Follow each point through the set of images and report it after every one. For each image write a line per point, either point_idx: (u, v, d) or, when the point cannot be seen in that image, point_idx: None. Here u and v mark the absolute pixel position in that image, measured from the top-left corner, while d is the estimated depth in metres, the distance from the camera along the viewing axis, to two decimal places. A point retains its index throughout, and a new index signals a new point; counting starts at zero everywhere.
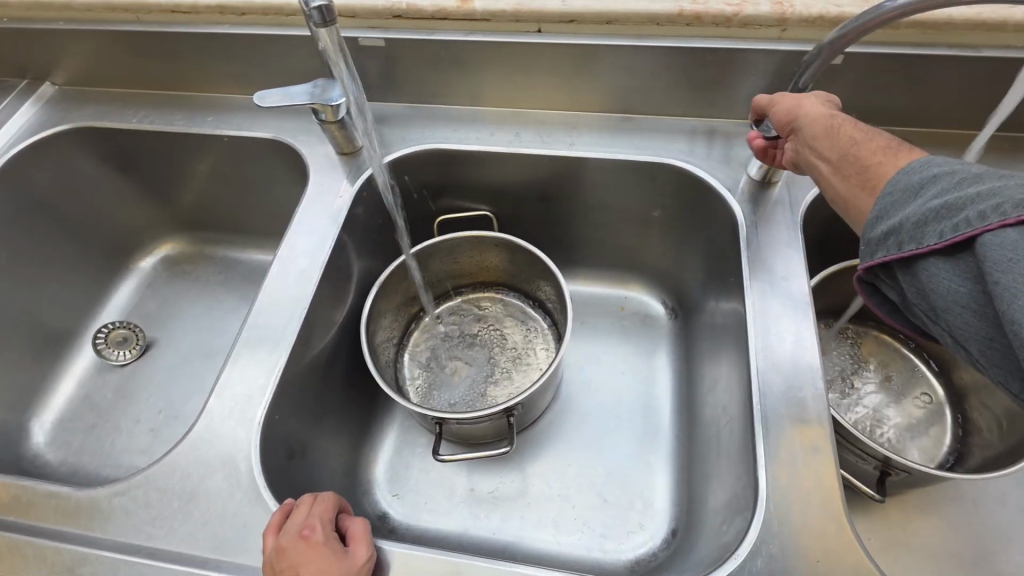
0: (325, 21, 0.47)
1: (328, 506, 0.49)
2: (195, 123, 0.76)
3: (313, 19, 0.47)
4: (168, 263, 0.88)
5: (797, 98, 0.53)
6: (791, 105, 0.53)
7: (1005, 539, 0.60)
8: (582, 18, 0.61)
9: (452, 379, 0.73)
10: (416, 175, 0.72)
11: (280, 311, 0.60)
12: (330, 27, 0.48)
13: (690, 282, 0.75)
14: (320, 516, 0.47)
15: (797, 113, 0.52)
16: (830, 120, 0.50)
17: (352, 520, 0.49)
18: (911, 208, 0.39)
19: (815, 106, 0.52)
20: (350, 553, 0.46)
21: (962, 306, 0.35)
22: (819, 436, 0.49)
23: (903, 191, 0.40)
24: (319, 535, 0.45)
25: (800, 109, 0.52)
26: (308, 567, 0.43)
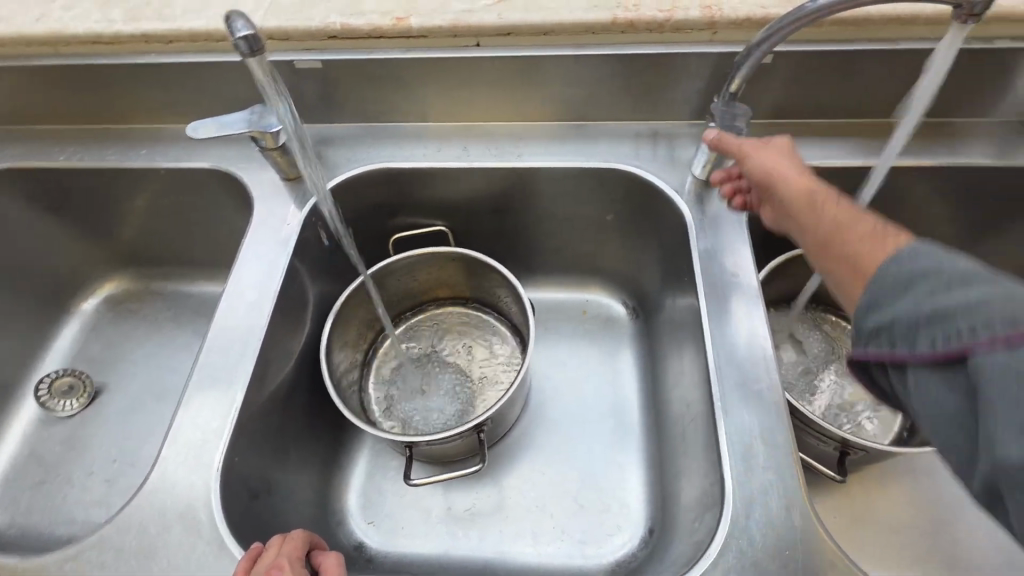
0: (253, 50, 0.46)
1: (298, 544, 0.47)
2: (129, 157, 0.73)
3: (241, 49, 0.46)
4: (112, 302, 0.84)
5: (767, 152, 0.54)
6: (761, 160, 0.54)
7: (957, 504, 0.63)
8: (519, 31, 0.61)
9: (419, 400, 0.72)
10: (366, 197, 0.71)
11: (232, 348, 0.58)
12: (259, 57, 0.47)
13: (647, 282, 0.76)
14: (289, 555, 0.45)
15: (769, 172, 0.53)
16: (807, 193, 0.50)
17: (324, 556, 0.47)
18: (900, 302, 0.38)
19: (786, 167, 0.53)
20: None
21: (945, 412, 0.36)
22: (780, 426, 0.50)
23: (888, 282, 0.39)
24: (289, 571, 0.44)
25: (772, 169, 0.53)
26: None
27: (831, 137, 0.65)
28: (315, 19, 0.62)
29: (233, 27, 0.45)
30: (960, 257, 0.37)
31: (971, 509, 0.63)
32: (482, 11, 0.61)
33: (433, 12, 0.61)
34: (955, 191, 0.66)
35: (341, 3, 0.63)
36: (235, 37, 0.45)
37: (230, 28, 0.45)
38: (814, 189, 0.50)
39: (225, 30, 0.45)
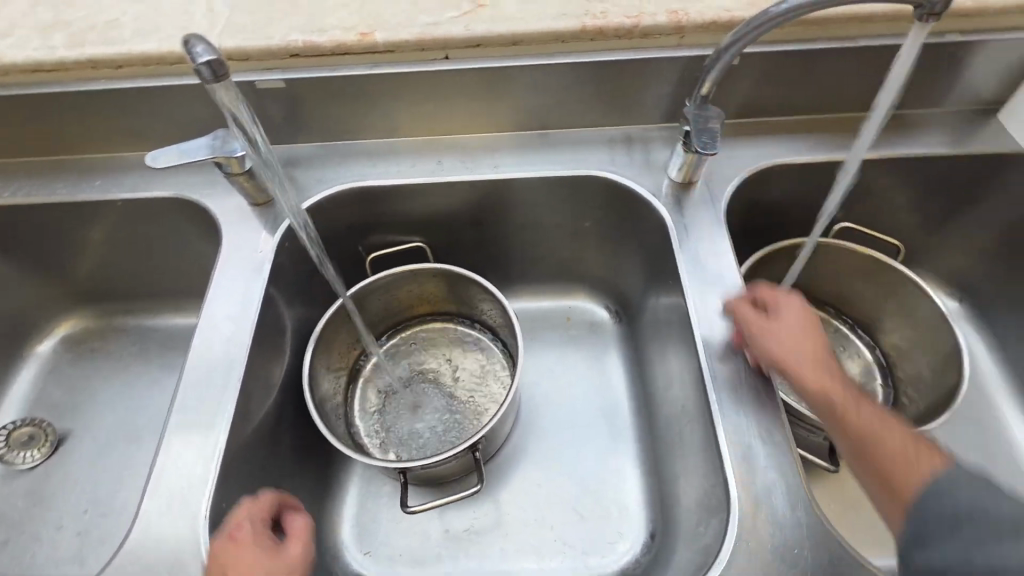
0: (216, 76, 0.44)
1: (264, 508, 0.49)
2: (81, 190, 0.68)
3: (203, 76, 0.43)
4: (70, 342, 0.79)
5: (785, 328, 0.51)
6: (780, 338, 0.50)
7: None
8: (488, 42, 0.60)
9: (408, 421, 0.70)
10: (339, 217, 0.69)
11: (210, 386, 0.55)
12: (224, 83, 0.45)
13: (629, 285, 0.76)
14: (253, 516, 0.48)
15: (787, 355, 0.49)
16: (834, 396, 0.47)
17: (291, 518, 0.50)
18: (951, 545, 0.37)
19: (806, 346, 0.50)
20: (286, 549, 0.47)
21: None
22: (777, 423, 0.51)
23: (937, 520, 0.38)
24: (250, 536, 0.46)
25: (792, 356, 0.49)
26: (239, 561, 0.44)
27: (798, 133, 0.67)
28: (276, 37, 0.60)
29: (193, 52, 0.43)
30: (1002, 494, 0.37)
31: None
32: (449, 23, 0.60)
33: (398, 26, 0.60)
34: (918, 180, 0.69)
35: (301, 20, 0.61)
36: (197, 63, 0.42)
37: (190, 53, 0.43)
38: (840, 393, 0.47)
39: (185, 55, 0.43)
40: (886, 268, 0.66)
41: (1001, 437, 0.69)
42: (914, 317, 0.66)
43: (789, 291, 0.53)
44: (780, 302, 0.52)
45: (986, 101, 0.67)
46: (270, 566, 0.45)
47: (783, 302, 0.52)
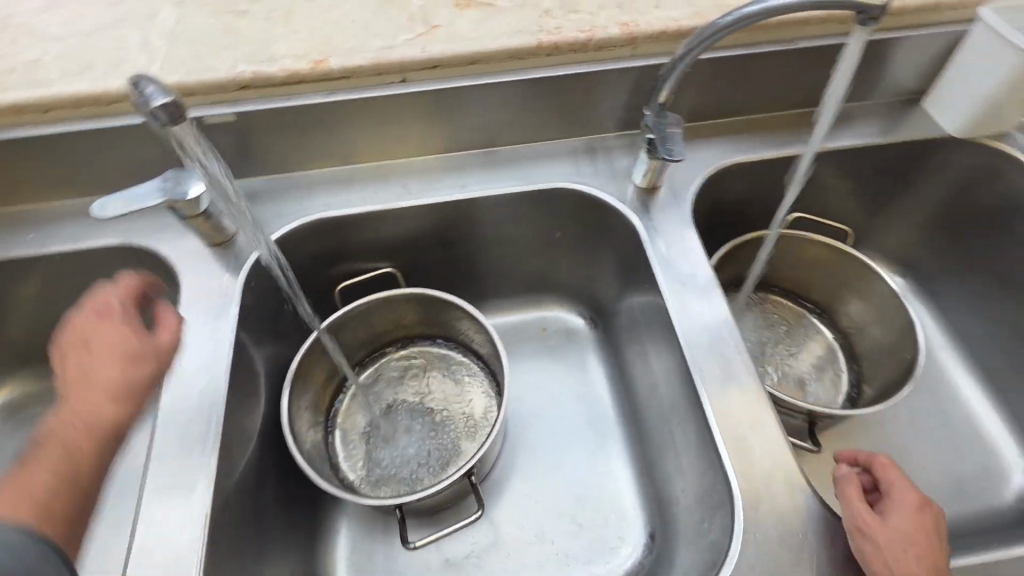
0: (173, 118, 0.43)
1: (131, 286, 0.50)
2: (13, 245, 0.63)
3: (160, 121, 0.43)
4: (8, 411, 0.72)
5: (896, 529, 0.44)
6: (889, 539, 0.44)
7: (908, 447, 0.70)
8: (445, 63, 0.60)
9: (395, 453, 0.68)
10: (305, 250, 0.67)
11: (185, 444, 0.52)
12: (179, 123, 0.44)
13: (602, 291, 0.77)
14: (120, 299, 0.49)
15: (893, 560, 0.43)
16: None
17: (163, 310, 0.51)
18: None
19: (920, 557, 0.43)
20: (154, 339, 0.49)
21: None
22: (765, 414, 0.52)
23: None
24: (116, 314, 0.48)
25: (900, 565, 0.42)
26: (102, 337, 0.47)
27: (749, 133, 0.70)
28: (223, 70, 0.57)
29: (145, 94, 0.42)
30: None
31: (918, 449, 0.70)
32: (405, 47, 0.59)
33: (352, 52, 0.59)
34: (858, 168, 0.73)
35: (249, 51, 0.59)
36: (153, 105, 0.42)
37: (140, 97, 0.42)
38: None
39: (136, 99, 0.42)
40: (839, 252, 0.70)
41: (954, 400, 0.74)
42: (868, 296, 0.71)
43: (913, 487, 0.47)
44: (899, 496, 0.46)
45: (909, 91, 0.73)
46: (134, 347, 0.47)
47: (902, 496, 0.46)
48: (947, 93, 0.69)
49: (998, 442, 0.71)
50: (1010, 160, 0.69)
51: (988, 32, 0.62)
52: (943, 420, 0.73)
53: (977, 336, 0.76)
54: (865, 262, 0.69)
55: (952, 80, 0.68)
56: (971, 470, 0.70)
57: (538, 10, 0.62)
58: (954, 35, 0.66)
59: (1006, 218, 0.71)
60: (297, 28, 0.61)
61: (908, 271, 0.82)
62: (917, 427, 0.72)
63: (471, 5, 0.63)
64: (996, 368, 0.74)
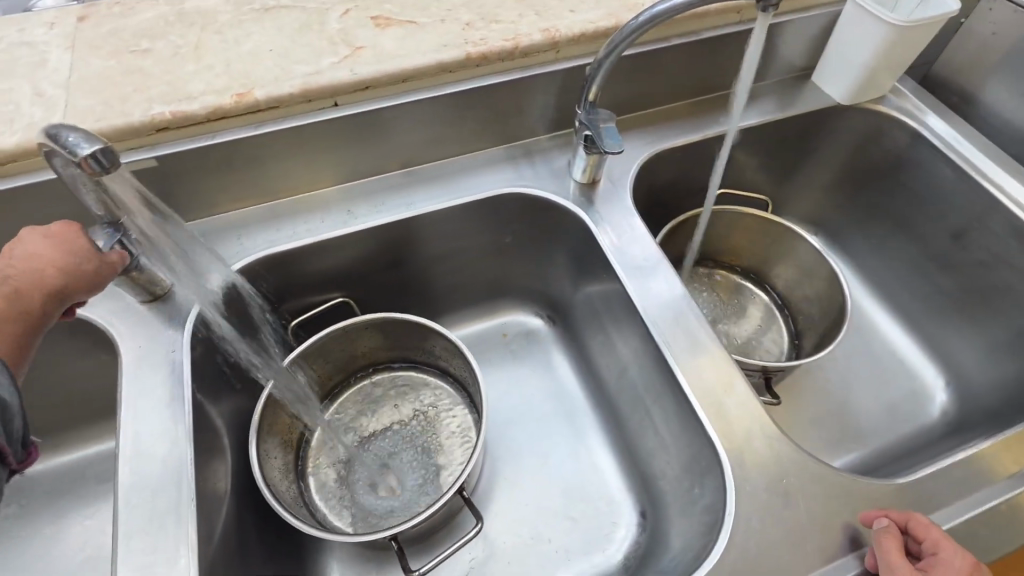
0: (105, 165, 0.40)
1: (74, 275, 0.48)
2: None
3: (91, 169, 0.39)
4: None
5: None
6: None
7: (846, 387, 0.78)
8: (376, 83, 0.59)
9: (377, 486, 0.65)
10: (252, 290, 0.63)
11: (157, 518, 0.47)
12: (111, 171, 0.41)
13: (556, 288, 0.79)
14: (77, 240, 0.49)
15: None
16: None
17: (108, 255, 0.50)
18: None
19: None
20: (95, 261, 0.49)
21: None
22: (734, 376, 0.56)
23: None
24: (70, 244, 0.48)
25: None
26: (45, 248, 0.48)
27: (670, 120, 0.75)
28: (137, 113, 0.54)
29: (69, 144, 0.39)
30: None
31: (853, 386, 0.78)
32: (331, 70, 0.58)
33: (276, 81, 0.57)
34: (767, 141, 0.80)
35: (162, 90, 0.55)
36: (79, 155, 0.39)
37: (65, 146, 0.39)
38: None
39: (61, 149, 0.38)
40: (765, 220, 0.77)
41: (877, 337, 0.83)
42: (795, 257, 0.78)
43: (962, 556, 0.44)
44: (945, 560, 0.44)
45: (798, 68, 0.81)
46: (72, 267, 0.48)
47: (950, 561, 0.43)
48: (831, 66, 0.77)
49: (920, 366, 0.80)
50: (889, 120, 0.78)
51: (858, 10, 0.70)
52: (871, 357, 0.81)
53: (887, 277, 0.85)
54: (789, 227, 0.75)
55: (835, 55, 0.76)
56: (902, 396, 0.78)
57: (459, 23, 0.63)
58: (830, 15, 0.74)
59: (894, 170, 0.80)
60: (212, 62, 0.58)
61: (820, 229, 0.91)
62: (851, 368, 0.80)
63: (391, 24, 0.63)
64: (906, 303, 0.83)
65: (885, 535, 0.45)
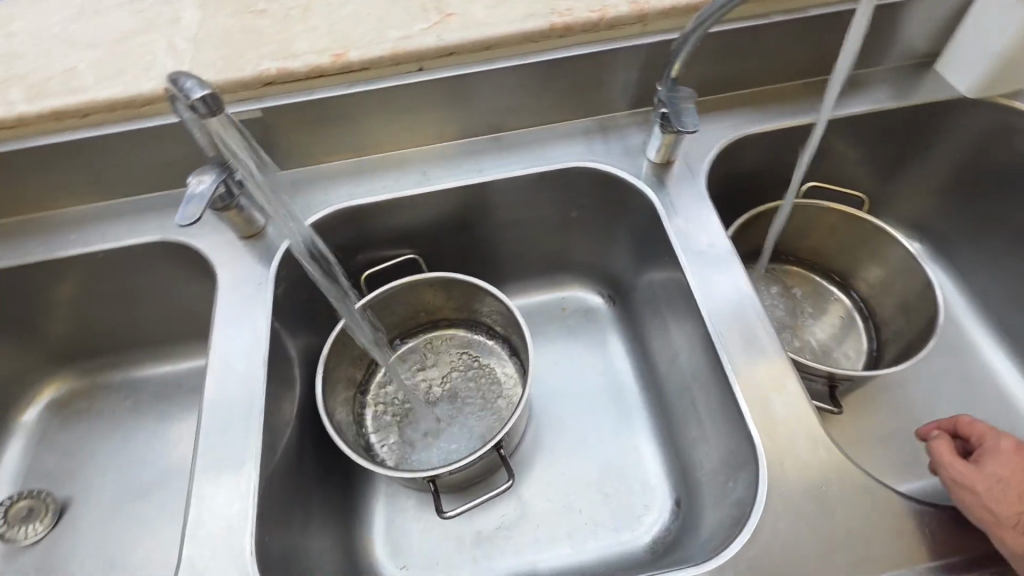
0: (212, 109, 0.46)
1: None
2: (59, 247, 0.67)
3: (199, 111, 0.45)
4: (57, 407, 0.80)
5: (993, 478, 0.45)
6: (987, 486, 0.45)
7: (926, 408, 0.72)
8: (460, 50, 0.61)
9: (426, 434, 0.70)
10: (332, 238, 0.69)
11: (230, 423, 0.54)
12: (218, 115, 0.47)
13: (619, 268, 0.79)
14: None
15: (996, 505, 0.44)
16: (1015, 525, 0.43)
17: None
18: None
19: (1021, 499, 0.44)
20: None
21: None
22: (787, 374, 0.52)
23: None
24: None
25: (1002, 510, 0.43)
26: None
27: (762, 103, 0.71)
28: (248, 67, 0.60)
29: (187, 90, 0.45)
30: None
31: (935, 410, 0.72)
32: (420, 36, 0.61)
33: (370, 43, 0.61)
34: (871, 134, 0.74)
35: (271, 48, 0.61)
36: (192, 98, 0.44)
37: (182, 90, 0.45)
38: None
39: (179, 93, 0.44)
40: (855, 218, 0.71)
41: (974, 360, 0.75)
42: (887, 260, 0.72)
43: (1011, 445, 0.48)
44: (995, 451, 0.48)
45: (921, 55, 0.73)
46: None
47: (1000, 452, 0.47)
48: (960, 53, 0.70)
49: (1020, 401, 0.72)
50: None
51: None
52: (962, 380, 0.74)
53: (998, 297, 0.76)
54: (883, 228, 0.70)
55: (965, 41, 0.69)
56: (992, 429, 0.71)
57: None
58: None
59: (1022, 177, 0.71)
60: (316, 23, 0.63)
61: (925, 236, 0.83)
62: (937, 391, 0.73)
63: None
64: (1016, 328, 0.74)
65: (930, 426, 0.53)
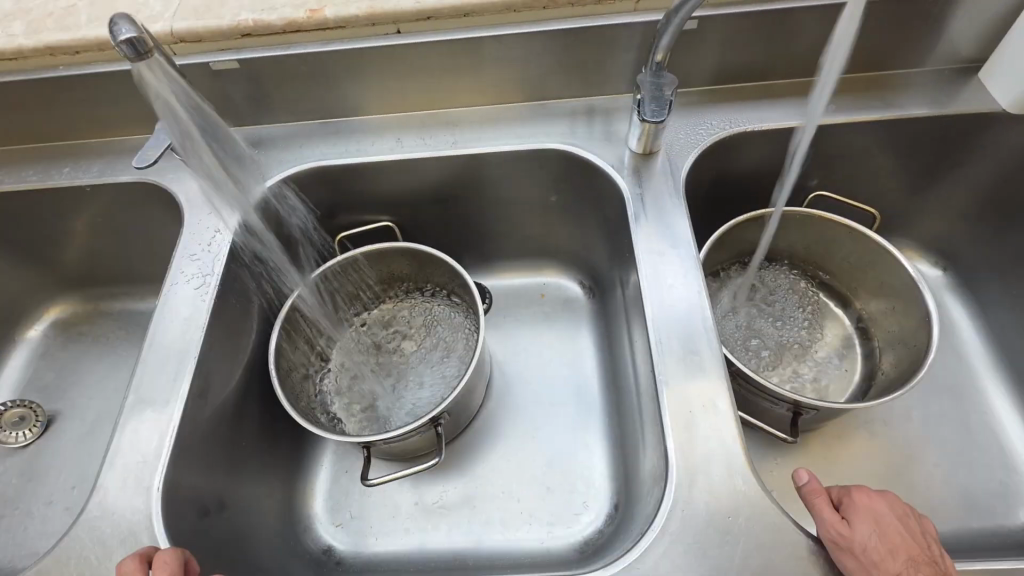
0: (138, 51, 0.47)
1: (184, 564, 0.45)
2: (52, 177, 0.72)
3: (126, 53, 0.47)
4: (60, 327, 0.86)
5: (873, 540, 0.41)
6: (866, 546, 0.41)
7: (912, 450, 0.66)
8: (438, 14, 0.59)
9: (381, 401, 0.69)
10: (304, 197, 0.70)
11: (168, 364, 0.56)
12: (147, 58, 0.48)
13: (599, 260, 0.76)
14: None
15: (876, 569, 0.40)
16: None
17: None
18: None
19: (896, 554, 0.40)
20: None
21: None
22: (718, 395, 0.49)
23: None
24: None
25: (883, 574, 0.39)
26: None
27: (764, 99, 0.66)
28: (226, 17, 0.60)
29: (115, 31, 0.46)
30: None
31: (920, 454, 0.65)
32: None
33: (348, 1, 0.59)
34: (894, 143, 0.66)
35: None
36: (117, 39, 0.46)
37: (112, 31, 0.46)
38: None
39: (108, 35, 0.46)
40: (861, 232, 0.64)
41: (979, 406, 0.68)
42: (890, 283, 0.65)
43: (867, 487, 0.44)
44: (857, 496, 0.44)
45: (965, 59, 0.66)
46: None
47: (863, 497, 0.43)
48: (1006, 62, 0.62)
49: (1022, 460, 0.65)
50: None
51: None
52: (961, 426, 0.67)
53: (1019, 342, 0.68)
54: (887, 247, 0.63)
55: (1014, 49, 0.61)
56: (983, 485, 0.64)
57: None
58: None
59: None
60: None
61: (949, 263, 0.75)
62: (929, 434, 0.66)
63: None
64: None
65: (800, 477, 0.46)
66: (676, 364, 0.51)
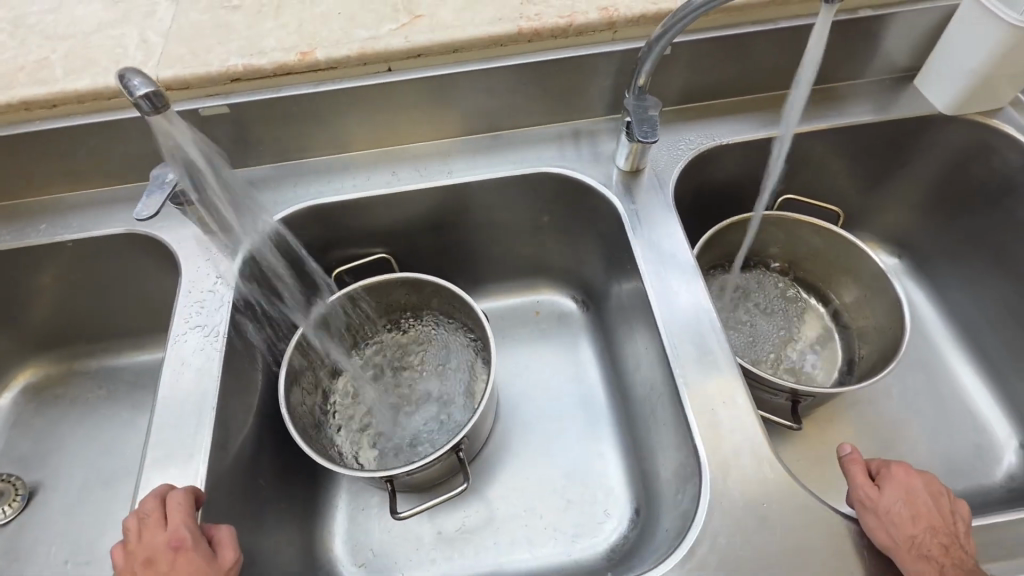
0: (156, 106, 0.47)
1: (186, 503, 0.48)
2: (27, 234, 0.69)
3: (144, 108, 0.46)
4: (33, 392, 0.81)
5: (898, 505, 0.45)
6: (889, 510, 0.45)
7: (897, 425, 0.71)
8: (428, 51, 0.61)
9: (395, 434, 0.69)
10: (301, 235, 0.70)
11: (185, 419, 0.55)
12: (161, 112, 0.48)
13: (592, 274, 0.79)
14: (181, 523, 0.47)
15: (894, 529, 0.44)
16: (912, 547, 0.43)
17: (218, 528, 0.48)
18: None
19: (918, 521, 0.44)
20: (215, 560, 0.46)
21: None
22: (735, 390, 0.52)
23: None
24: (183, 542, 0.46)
25: (900, 534, 0.43)
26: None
27: (733, 113, 0.72)
28: (214, 63, 0.60)
29: (130, 85, 0.46)
30: None
31: (904, 428, 0.71)
32: (388, 37, 0.61)
33: (338, 42, 0.61)
34: (850, 146, 0.73)
35: (239, 45, 0.61)
36: (136, 95, 0.45)
37: (126, 86, 0.46)
38: (919, 542, 0.43)
39: (122, 89, 0.45)
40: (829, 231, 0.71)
41: (948, 379, 0.75)
42: (860, 273, 0.71)
43: (908, 464, 0.47)
44: (896, 469, 0.47)
45: (901, 69, 0.73)
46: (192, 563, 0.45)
47: (901, 471, 0.47)
48: (937, 70, 0.70)
49: (993, 424, 0.71)
50: (1000, 136, 0.69)
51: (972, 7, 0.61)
52: (935, 398, 0.73)
53: (973, 316, 0.76)
54: (854, 241, 0.69)
55: (942, 59, 0.69)
56: (963, 449, 0.70)
57: None
58: (941, 12, 0.66)
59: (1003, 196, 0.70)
60: (287, 20, 0.63)
61: (904, 251, 0.82)
62: (909, 408, 0.72)
63: None
64: (990, 348, 0.74)
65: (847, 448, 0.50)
66: (693, 366, 0.54)
